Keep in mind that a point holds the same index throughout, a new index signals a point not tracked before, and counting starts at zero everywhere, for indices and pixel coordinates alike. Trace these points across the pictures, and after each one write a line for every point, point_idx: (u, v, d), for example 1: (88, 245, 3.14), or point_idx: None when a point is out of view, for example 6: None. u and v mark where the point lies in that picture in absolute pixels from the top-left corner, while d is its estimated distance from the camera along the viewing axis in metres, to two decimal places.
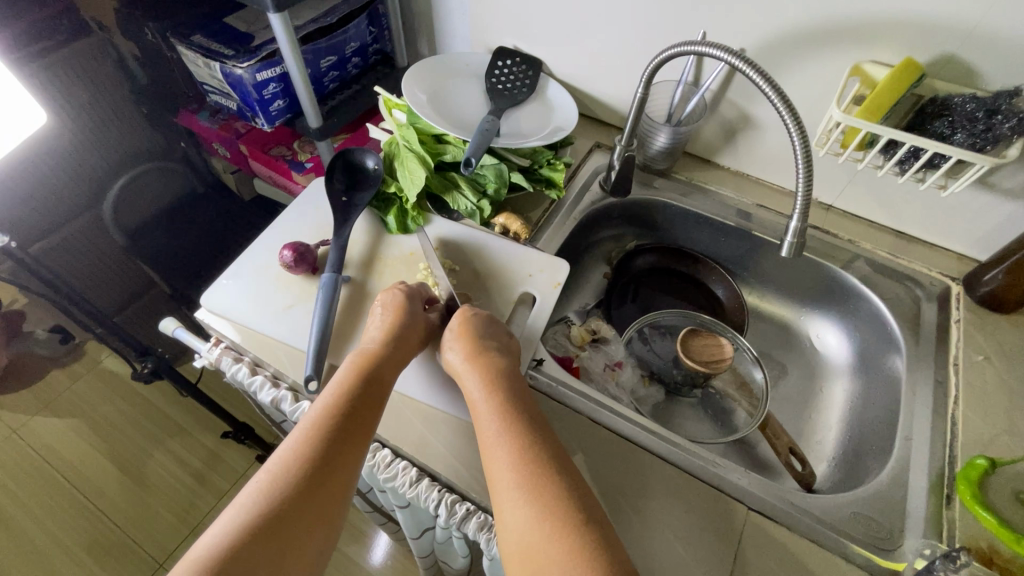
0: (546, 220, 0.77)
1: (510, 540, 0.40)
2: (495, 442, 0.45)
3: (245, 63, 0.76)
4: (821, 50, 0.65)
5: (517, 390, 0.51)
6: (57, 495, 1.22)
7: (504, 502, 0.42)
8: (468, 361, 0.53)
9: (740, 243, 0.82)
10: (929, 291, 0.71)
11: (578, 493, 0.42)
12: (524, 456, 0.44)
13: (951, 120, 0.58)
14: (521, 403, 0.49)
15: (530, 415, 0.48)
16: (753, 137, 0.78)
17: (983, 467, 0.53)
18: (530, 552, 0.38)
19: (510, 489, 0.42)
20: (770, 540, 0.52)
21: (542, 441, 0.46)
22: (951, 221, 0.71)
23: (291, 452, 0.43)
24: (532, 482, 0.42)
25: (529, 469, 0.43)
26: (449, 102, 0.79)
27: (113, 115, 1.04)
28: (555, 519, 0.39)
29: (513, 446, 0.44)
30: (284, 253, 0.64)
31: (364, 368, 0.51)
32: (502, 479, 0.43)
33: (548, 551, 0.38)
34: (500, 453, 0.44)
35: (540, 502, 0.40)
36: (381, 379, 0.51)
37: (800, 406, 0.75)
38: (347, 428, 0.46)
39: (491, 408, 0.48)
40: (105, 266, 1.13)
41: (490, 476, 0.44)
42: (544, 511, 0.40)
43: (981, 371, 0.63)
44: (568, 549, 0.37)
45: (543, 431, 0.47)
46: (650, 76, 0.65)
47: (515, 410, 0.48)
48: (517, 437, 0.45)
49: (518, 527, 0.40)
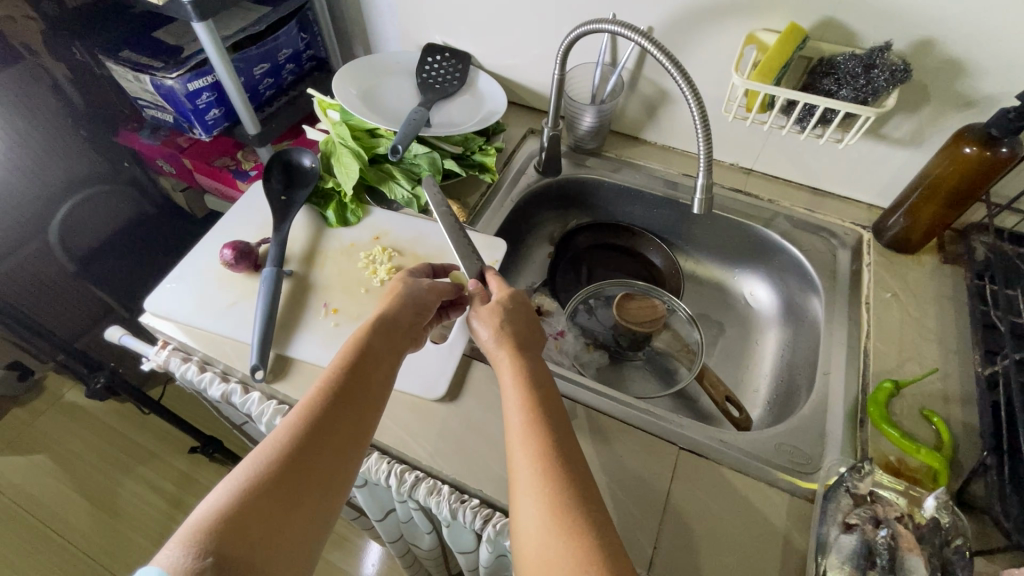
0: (484, 203, 0.80)
1: (524, 530, 0.40)
2: (519, 437, 0.45)
3: (174, 74, 0.77)
4: (721, 22, 0.70)
5: (548, 382, 0.51)
6: (24, 532, 1.20)
7: (525, 489, 0.42)
8: (501, 346, 0.53)
9: (671, 212, 0.86)
10: (842, 240, 0.77)
11: (592, 492, 0.42)
12: (550, 454, 0.43)
13: (837, 77, 0.63)
14: (554, 398, 0.49)
15: (558, 409, 0.48)
16: (672, 111, 0.83)
17: (889, 389, 0.58)
18: (544, 554, 0.38)
19: (531, 489, 0.42)
20: (702, 474, 0.55)
21: (565, 438, 0.45)
22: (856, 173, 0.76)
23: (300, 425, 0.43)
24: (552, 480, 0.42)
25: (553, 461, 0.43)
26: (382, 98, 0.82)
27: (55, 142, 1.02)
28: (571, 521, 0.39)
29: (538, 441, 0.44)
30: (225, 252, 0.65)
31: (378, 344, 0.51)
32: (523, 475, 0.43)
33: (562, 555, 0.38)
34: (525, 447, 0.44)
35: (559, 503, 0.40)
36: (391, 356, 0.52)
37: (738, 359, 0.80)
38: (356, 408, 0.46)
39: (522, 399, 0.48)
40: (57, 294, 1.12)
41: (511, 470, 0.44)
42: (562, 514, 0.40)
43: (890, 306, 0.68)
44: (581, 555, 0.37)
45: (567, 430, 0.46)
46: (565, 58, 0.69)
47: (546, 404, 0.48)
48: (542, 431, 0.45)
49: (533, 526, 0.40)
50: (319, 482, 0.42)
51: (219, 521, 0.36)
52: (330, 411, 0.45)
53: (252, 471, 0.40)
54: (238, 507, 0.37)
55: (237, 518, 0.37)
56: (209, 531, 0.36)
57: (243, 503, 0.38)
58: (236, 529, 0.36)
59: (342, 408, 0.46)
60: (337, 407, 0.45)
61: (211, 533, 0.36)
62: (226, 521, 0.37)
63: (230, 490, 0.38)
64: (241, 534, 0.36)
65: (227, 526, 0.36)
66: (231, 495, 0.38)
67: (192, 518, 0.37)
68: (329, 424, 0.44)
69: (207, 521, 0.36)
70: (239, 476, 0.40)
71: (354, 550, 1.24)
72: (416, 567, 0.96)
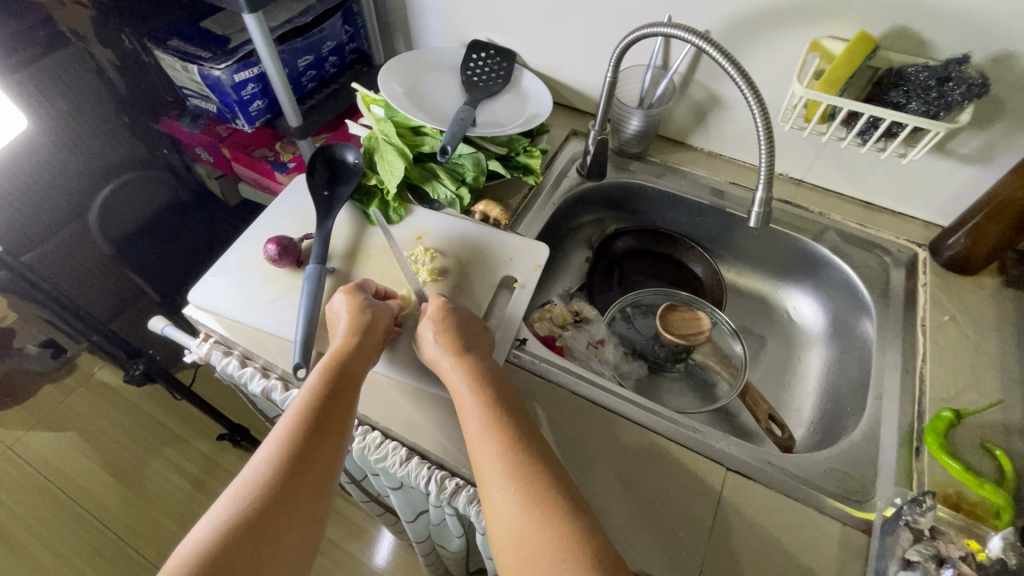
0: (526, 205, 0.79)
1: (500, 530, 0.42)
2: (480, 436, 0.47)
3: (222, 65, 0.77)
4: (784, 27, 0.67)
5: (504, 386, 0.52)
6: (55, 507, 1.22)
7: (495, 490, 0.43)
8: (450, 356, 0.54)
9: (715, 221, 0.84)
10: (896, 258, 0.74)
11: (563, 488, 0.43)
12: (512, 450, 0.45)
13: (906, 89, 0.60)
14: (506, 396, 0.51)
15: (514, 407, 0.50)
16: (722, 117, 0.80)
17: (949, 419, 0.56)
18: (520, 542, 0.40)
19: (499, 483, 0.44)
20: (749, 497, 0.54)
21: (527, 440, 0.47)
22: (915, 189, 0.73)
23: (278, 455, 0.45)
24: (516, 474, 0.44)
25: (518, 462, 0.44)
26: (426, 95, 0.81)
27: (96, 126, 1.03)
28: (540, 510, 0.41)
29: (500, 439, 0.46)
30: (269, 247, 0.65)
31: (346, 367, 0.53)
32: (490, 471, 0.44)
33: (538, 540, 0.40)
34: (487, 445, 0.46)
35: (527, 493, 0.42)
36: (358, 374, 0.53)
37: (780, 375, 0.78)
38: (329, 429, 0.48)
39: (478, 402, 0.50)
40: (94, 276, 1.14)
41: (477, 467, 0.46)
42: (532, 502, 0.42)
43: (947, 330, 0.65)
44: (553, 539, 0.40)
45: (530, 432, 0.48)
46: (618, 61, 0.67)
47: (501, 403, 0.50)
48: (502, 429, 0.47)
49: (507, 517, 0.42)
50: (301, 504, 0.44)
51: (208, 560, 0.38)
52: (303, 438, 0.46)
53: (234, 507, 0.42)
54: (223, 545, 0.39)
55: (222, 557, 0.39)
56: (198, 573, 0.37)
57: (228, 540, 0.40)
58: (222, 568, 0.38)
59: (315, 433, 0.47)
60: (310, 435, 0.47)
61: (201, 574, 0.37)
62: (211, 562, 0.38)
63: (213, 530, 0.40)
64: (231, 567, 0.38)
65: (212, 567, 0.38)
66: (215, 533, 0.40)
67: (180, 561, 0.38)
68: (304, 451, 0.46)
69: (191, 565, 0.38)
70: (220, 516, 0.41)
71: (371, 541, 1.24)
72: (437, 565, 0.96)
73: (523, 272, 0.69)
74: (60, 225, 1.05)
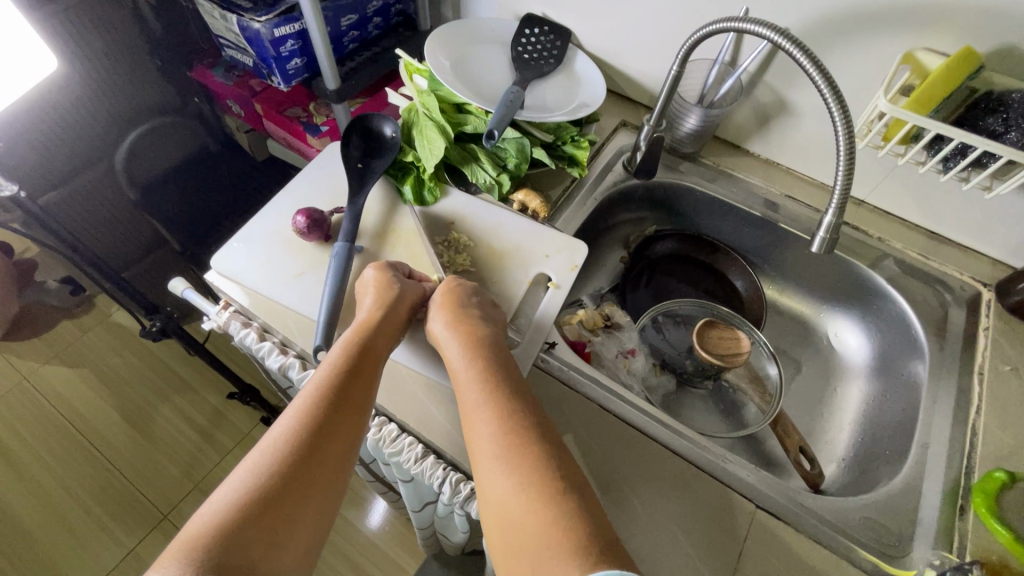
0: (566, 198, 0.75)
1: (494, 511, 0.39)
2: (476, 410, 0.44)
3: (262, 17, 0.73)
4: (876, 33, 0.61)
5: (513, 368, 0.49)
6: (63, 442, 1.22)
7: (488, 471, 0.40)
8: (451, 330, 0.52)
9: (765, 234, 0.79)
10: (957, 295, 0.69)
11: (564, 467, 0.40)
12: (506, 426, 0.42)
13: (1006, 116, 0.54)
14: (505, 370, 0.48)
15: (512, 378, 0.48)
16: (788, 125, 0.74)
17: (1001, 480, 0.52)
18: (513, 525, 0.37)
19: (490, 462, 0.41)
20: (777, 539, 0.51)
21: (528, 417, 0.44)
22: (990, 225, 0.67)
23: (293, 432, 0.43)
24: (510, 446, 0.41)
25: (514, 438, 0.41)
26: (473, 69, 0.76)
27: (127, 66, 0.99)
28: (531, 482, 0.38)
29: (495, 417, 0.43)
30: (298, 219, 0.62)
31: (368, 344, 0.50)
32: (483, 452, 0.41)
33: (528, 520, 0.37)
34: (481, 422, 0.43)
35: (524, 475, 0.39)
36: (382, 355, 0.51)
37: (814, 403, 0.74)
38: (347, 408, 0.45)
39: (475, 380, 0.47)
40: (115, 217, 1.11)
41: (470, 447, 0.43)
42: (528, 484, 0.38)
43: (1007, 381, 0.61)
44: (548, 523, 0.36)
45: (532, 411, 0.45)
46: (686, 55, 0.62)
47: (500, 381, 0.47)
48: (498, 403, 0.44)
49: (501, 496, 0.39)
50: (316, 486, 0.41)
51: (217, 536, 0.36)
52: (318, 414, 0.44)
53: (247, 484, 0.39)
54: (232, 523, 0.37)
55: (233, 533, 0.36)
56: (205, 550, 0.35)
57: (238, 516, 0.37)
58: (231, 543, 0.36)
59: (333, 409, 0.45)
60: (328, 413, 0.44)
61: (208, 552, 0.35)
62: (222, 536, 0.36)
63: (223, 506, 0.38)
64: (242, 548, 0.36)
65: (222, 541, 0.36)
66: (226, 509, 0.38)
67: (189, 535, 0.36)
68: (318, 429, 0.43)
69: (201, 538, 0.36)
70: (233, 491, 0.39)
71: (365, 508, 1.20)
72: (435, 546, 0.95)
73: (556, 271, 0.66)
74: (84, 164, 1.02)
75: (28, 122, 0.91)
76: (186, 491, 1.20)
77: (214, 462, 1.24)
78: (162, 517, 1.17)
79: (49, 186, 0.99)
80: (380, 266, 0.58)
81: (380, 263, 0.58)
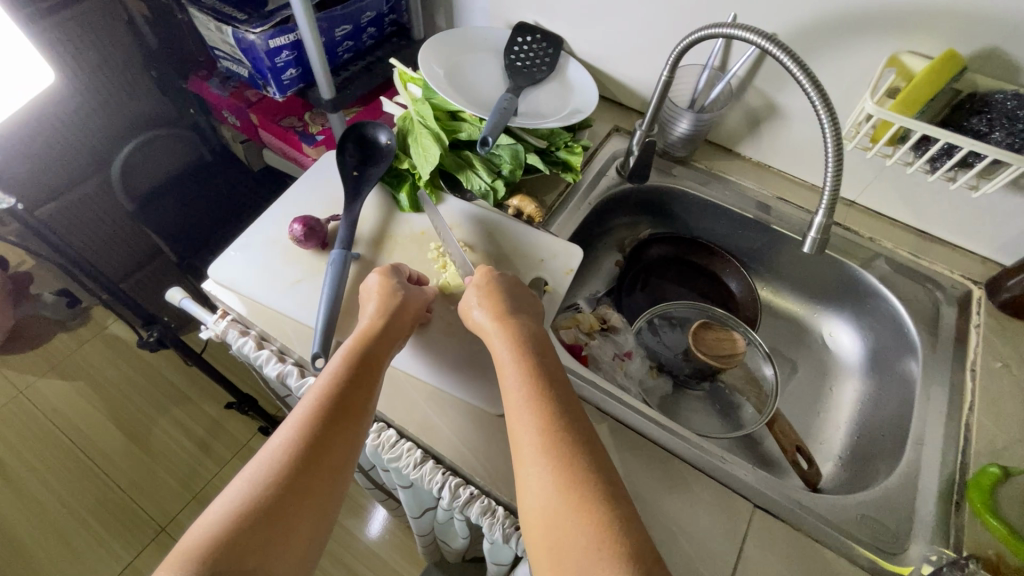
0: (561, 204, 0.75)
1: (534, 506, 0.39)
2: (520, 405, 0.44)
3: (257, 29, 0.73)
4: (862, 37, 0.62)
5: (554, 361, 0.49)
6: (59, 455, 1.22)
7: (529, 466, 0.41)
8: (497, 323, 0.52)
9: (758, 236, 0.80)
10: (949, 294, 0.69)
11: (604, 471, 0.40)
12: (552, 423, 0.42)
13: (989, 117, 0.55)
14: (552, 364, 0.48)
15: (556, 373, 0.48)
16: (779, 128, 0.75)
17: (995, 475, 0.53)
18: (551, 520, 0.38)
19: (535, 456, 0.41)
20: (776, 537, 0.51)
21: (572, 416, 0.44)
22: (978, 224, 0.68)
23: (295, 441, 0.43)
24: (553, 444, 0.41)
25: (559, 437, 0.42)
26: (467, 77, 0.77)
27: (122, 78, 1.00)
28: (574, 483, 0.39)
29: (541, 413, 0.43)
30: (295, 227, 0.63)
31: (368, 353, 0.50)
32: (527, 446, 0.42)
33: (572, 521, 0.37)
34: (526, 417, 0.43)
35: (566, 470, 0.40)
36: (383, 362, 0.51)
37: (811, 403, 0.75)
38: (346, 418, 0.45)
39: (519, 372, 0.47)
40: (111, 228, 1.11)
41: (514, 440, 0.43)
42: (568, 480, 0.39)
43: (999, 377, 0.61)
44: (592, 523, 0.37)
45: (573, 410, 0.44)
46: (677, 60, 0.63)
47: (546, 373, 0.47)
48: (542, 400, 0.44)
49: (544, 493, 0.39)
50: (314, 494, 0.41)
51: (213, 548, 0.36)
52: (316, 423, 0.44)
53: (244, 495, 0.39)
54: (228, 534, 0.37)
55: (230, 546, 0.36)
56: (202, 561, 0.35)
57: (236, 526, 0.37)
58: (228, 555, 0.36)
59: (332, 418, 0.45)
60: (327, 422, 0.44)
61: (205, 562, 0.35)
62: (219, 546, 0.36)
63: (222, 515, 0.38)
64: (238, 557, 0.36)
65: (219, 552, 0.36)
66: (222, 519, 0.38)
67: (186, 545, 0.37)
68: (319, 438, 0.43)
69: (198, 548, 0.36)
70: (228, 501, 0.39)
71: (365, 516, 1.20)
72: (435, 553, 0.95)
73: (552, 275, 0.67)
74: (80, 177, 1.03)
75: (23, 135, 0.91)
76: (184, 502, 1.19)
77: (212, 473, 1.23)
78: (160, 529, 1.16)
79: (46, 198, 0.99)
80: (383, 270, 0.58)
81: (380, 269, 0.58)
